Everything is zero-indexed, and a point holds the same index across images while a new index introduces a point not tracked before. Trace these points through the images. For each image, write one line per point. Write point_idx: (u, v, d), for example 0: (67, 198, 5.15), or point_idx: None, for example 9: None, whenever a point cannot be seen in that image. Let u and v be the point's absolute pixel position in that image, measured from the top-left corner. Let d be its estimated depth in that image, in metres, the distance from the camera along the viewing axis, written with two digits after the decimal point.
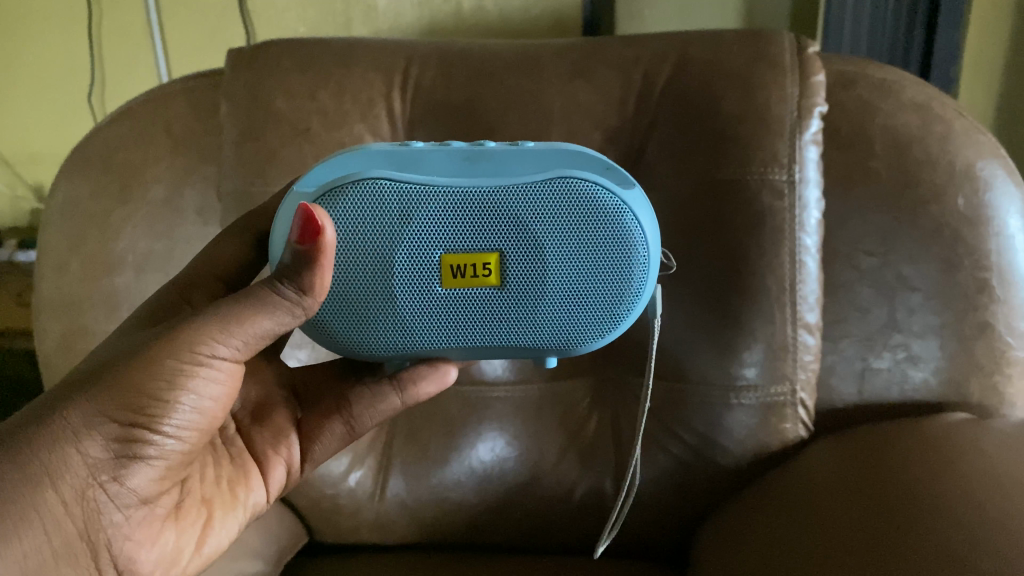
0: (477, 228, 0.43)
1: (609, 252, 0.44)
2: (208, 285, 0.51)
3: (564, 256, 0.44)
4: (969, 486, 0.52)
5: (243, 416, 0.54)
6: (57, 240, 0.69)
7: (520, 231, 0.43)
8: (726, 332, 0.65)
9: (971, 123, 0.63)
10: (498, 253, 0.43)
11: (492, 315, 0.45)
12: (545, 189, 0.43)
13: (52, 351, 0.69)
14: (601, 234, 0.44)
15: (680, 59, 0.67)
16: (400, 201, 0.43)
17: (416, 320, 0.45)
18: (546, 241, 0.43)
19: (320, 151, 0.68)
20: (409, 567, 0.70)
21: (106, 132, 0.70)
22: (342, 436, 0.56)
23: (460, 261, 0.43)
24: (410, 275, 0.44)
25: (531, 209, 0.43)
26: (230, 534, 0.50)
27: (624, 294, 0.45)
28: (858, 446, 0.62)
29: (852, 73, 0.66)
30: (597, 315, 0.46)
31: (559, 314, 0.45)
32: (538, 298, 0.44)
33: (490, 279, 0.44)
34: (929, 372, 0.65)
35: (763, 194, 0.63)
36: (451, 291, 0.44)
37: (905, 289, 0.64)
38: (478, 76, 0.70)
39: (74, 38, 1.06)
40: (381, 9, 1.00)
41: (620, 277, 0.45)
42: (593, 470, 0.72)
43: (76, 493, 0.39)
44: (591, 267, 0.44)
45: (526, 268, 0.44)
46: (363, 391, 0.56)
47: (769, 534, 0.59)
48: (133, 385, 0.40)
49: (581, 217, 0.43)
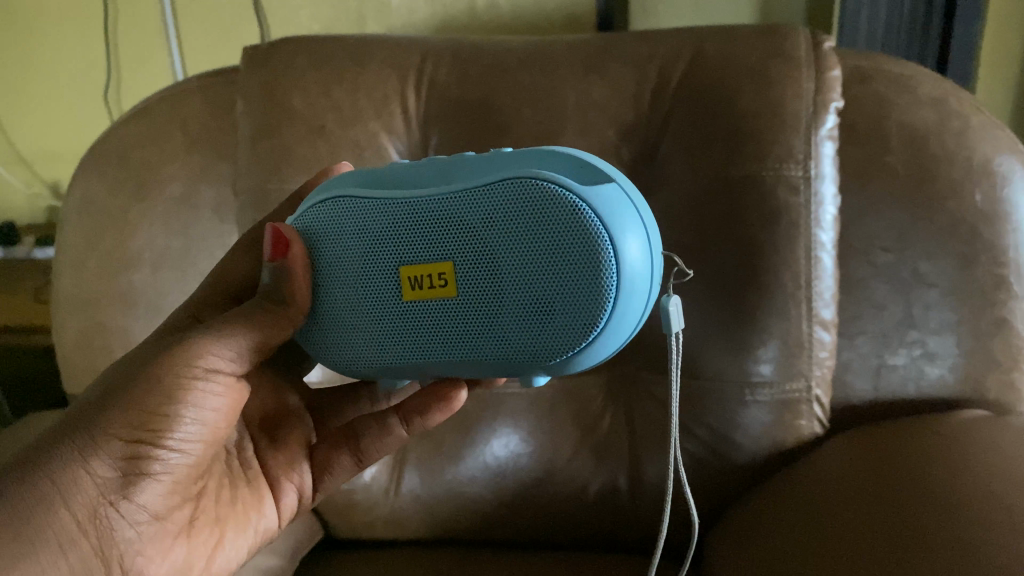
0: (427, 237, 0.41)
1: (569, 255, 0.39)
2: (219, 302, 0.50)
3: (519, 263, 0.40)
4: (986, 485, 0.52)
5: (260, 439, 0.54)
6: (75, 238, 0.70)
7: (467, 238, 0.40)
8: (742, 330, 0.65)
9: (989, 118, 0.63)
10: (449, 263, 0.41)
11: (454, 329, 0.42)
12: (492, 193, 0.40)
13: (71, 347, 0.70)
14: (555, 237, 0.39)
15: (694, 56, 0.67)
16: (362, 215, 0.43)
17: (389, 332, 0.45)
18: (497, 248, 0.40)
19: (335, 149, 0.69)
20: (425, 561, 0.70)
21: (123, 130, 0.71)
22: (350, 468, 0.56)
23: (416, 271, 0.42)
24: (376, 287, 0.44)
25: (477, 214, 0.40)
26: (240, 553, 0.50)
27: (594, 302, 0.39)
28: (868, 447, 0.62)
29: (868, 68, 0.66)
30: (565, 329, 0.40)
31: (522, 328, 0.40)
32: (496, 308, 0.41)
33: (447, 290, 0.42)
34: (945, 368, 0.65)
35: (779, 190, 0.63)
36: (415, 303, 0.43)
37: (922, 286, 0.64)
38: (493, 72, 0.70)
39: (91, 37, 1.06)
40: (394, 6, 1.00)
41: (588, 283, 0.39)
42: (608, 467, 0.71)
43: (89, 511, 0.40)
44: (548, 273, 0.39)
45: (480, 277, 0.40)
46: (370, 423, 0.56)
47: (780, 534, 0.59)
48: (136, 403, 0.41)
49: (532, 219, 0.39)
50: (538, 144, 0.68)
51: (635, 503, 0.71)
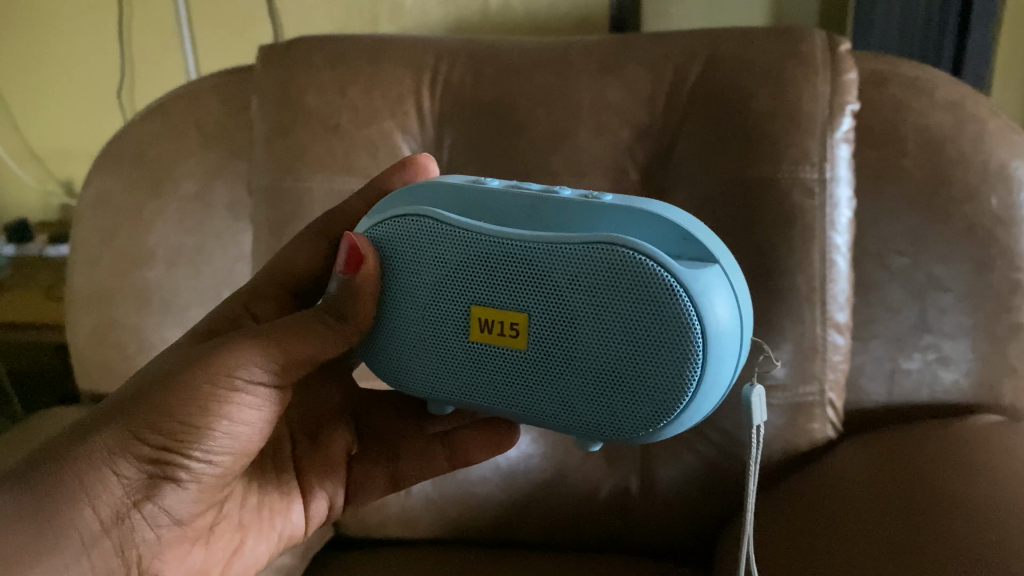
0: (506, 283, 0.39)
1: (656, 334, 0.37)
2: (277, 295, 0.52)
3: (599, 331, 0.38)
4: (1004, 489, 0.51)
5: (302, 439, 0.54)
6: (91, 234, 0.70)
7: (549, 294, 0.39)
8: (757, 333, 0.64)
9: (1007, 122, 0.62)
10: (524, 314, 0.39)
11: (518, 381, 0.41)
12: (584, 252, 0.38)
13: (86, 343, 0.71)
14: (645, 316, 0.37)
15: (711, 58, 0.66)
16: (441, 243, 0.41)
17: (442, 369, 0.43)
18: (578, 309, 0.38)
19: (350, 149, 0.69)
20: (435, 561, 0.71)
21: (139, 127, 0.71)
22: (384, 486, 0.56)
23: (487, 315, 0.40)
24: (440, 321, 0.42)
25: (564, 271, 0.38)
26: (258, 558, 0.51)
27: (671, 392, 0.38)
28: (887, 461, 0.60)
29: (885, 71, 0.66)
30: (635, 409, 0.39)
31: (589, 399, 0.39)
32: (567, 372, 0.39)
33: (516, 341, 0.40)
34: (960, 373, 0.65)
35: (795, 192, 0.63)
36: (479, 346, 0.41)
37: (937, 289, 0.64)
38: (508, 73, 0.70)
39: (105, 36, 1.07)
40: (408, 7, 1.01)
41: (670, 368, 0.37)
42: (618, 470, 0.71)
43: (112, 512, 0.41)
44: (627, 347, 0.38)
45: (555, 336, 0.39)
46: (411, 445, 0.56)
47: (793, 532, 0.59)
48: (169, 410, 0.41)
49: (623, 288, 0.37)
50: (552, 145, 0.68)
51: (645, 504, 0.71)
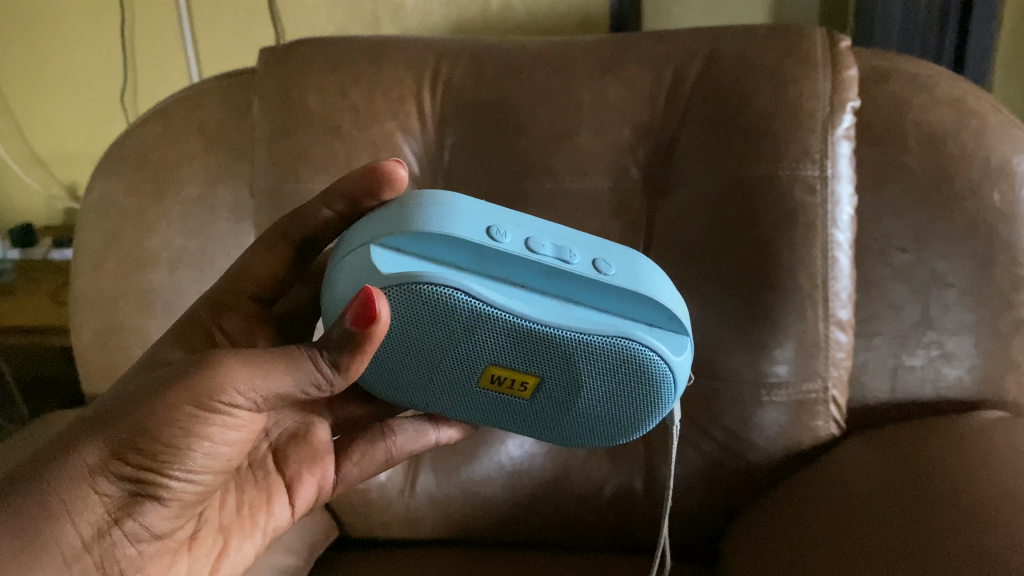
0: (526, 357, 0.43)
1: (641, 400, 0.46)
2: (241, 305, 0.54)
3: (596, 394, 0.45)
4: (1005, 486, 0.51)
5: (278, 433, 0.55)
6: (94, 237, 0.71)
7: (565, 368, 0.44)
8: (759, 332, 0.64)
9: (1008, 117, 0.62)
10: (537, 378, 0.44)
11: (514, 411, 0.48)
12: (604, 345, 0.42)
13: (89, 345, 0.71)
14: (637, 388, 0.45)
15: (711, 56, 0.67)
16: (464, 317, 0.42)
17: (443, 396, 0.48)
18: (585, 381, 0.44)
19: (352, 150, 0.69)
20: (439, 561, 0.71)
21: (140, 130, 0.71)
22: (380, 462, 0.58)
23: (503, 376, 0.44)
24: (452, 373, 0.45)
25: (583, 355, 0.43)
26: (246, 559, 0.51)
27: (638, 428, 0.49)
28: (889, 460, 0.59)
29: (886, 67, 0.66)
30: (605, 434, 0.49)
31: (572, 427, 0.49)
32: (562, 413, 0.47)
33: (523, 393, 0.45)
34: (963, 369, 0.64)
35: (796, 190, 0.63)
36: (487, 390, 0.46)
37: (939, 286, 0.64)
38: (509, 73, 0.70)
39: (108, 39, 1.07)
40: (409, 8, 1.01)
41: (641, 418, 0.47)
42: (623, 468, 0.71)
43: (93, 529, 0.41)
44: (616, 406, 0.46)
45: (561, 395, 0.46)
46: (405, 424, 0.58)
47: (794, 530, 0.59)
48: (149, 430, 0.40)
49: (628, 373, 0.44)
50: (553, 145, 0.68)
51: (650, 503, 0.71)
